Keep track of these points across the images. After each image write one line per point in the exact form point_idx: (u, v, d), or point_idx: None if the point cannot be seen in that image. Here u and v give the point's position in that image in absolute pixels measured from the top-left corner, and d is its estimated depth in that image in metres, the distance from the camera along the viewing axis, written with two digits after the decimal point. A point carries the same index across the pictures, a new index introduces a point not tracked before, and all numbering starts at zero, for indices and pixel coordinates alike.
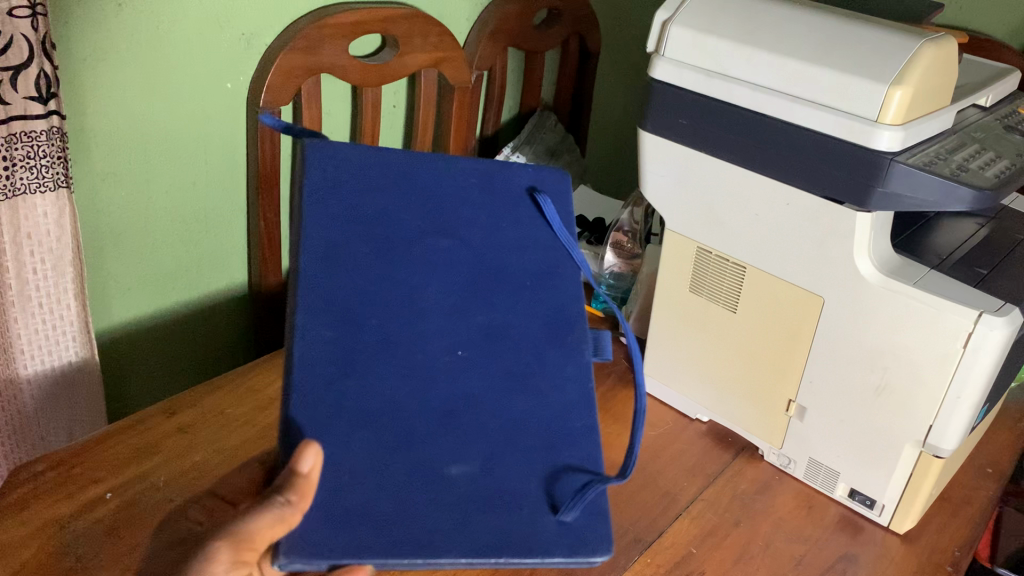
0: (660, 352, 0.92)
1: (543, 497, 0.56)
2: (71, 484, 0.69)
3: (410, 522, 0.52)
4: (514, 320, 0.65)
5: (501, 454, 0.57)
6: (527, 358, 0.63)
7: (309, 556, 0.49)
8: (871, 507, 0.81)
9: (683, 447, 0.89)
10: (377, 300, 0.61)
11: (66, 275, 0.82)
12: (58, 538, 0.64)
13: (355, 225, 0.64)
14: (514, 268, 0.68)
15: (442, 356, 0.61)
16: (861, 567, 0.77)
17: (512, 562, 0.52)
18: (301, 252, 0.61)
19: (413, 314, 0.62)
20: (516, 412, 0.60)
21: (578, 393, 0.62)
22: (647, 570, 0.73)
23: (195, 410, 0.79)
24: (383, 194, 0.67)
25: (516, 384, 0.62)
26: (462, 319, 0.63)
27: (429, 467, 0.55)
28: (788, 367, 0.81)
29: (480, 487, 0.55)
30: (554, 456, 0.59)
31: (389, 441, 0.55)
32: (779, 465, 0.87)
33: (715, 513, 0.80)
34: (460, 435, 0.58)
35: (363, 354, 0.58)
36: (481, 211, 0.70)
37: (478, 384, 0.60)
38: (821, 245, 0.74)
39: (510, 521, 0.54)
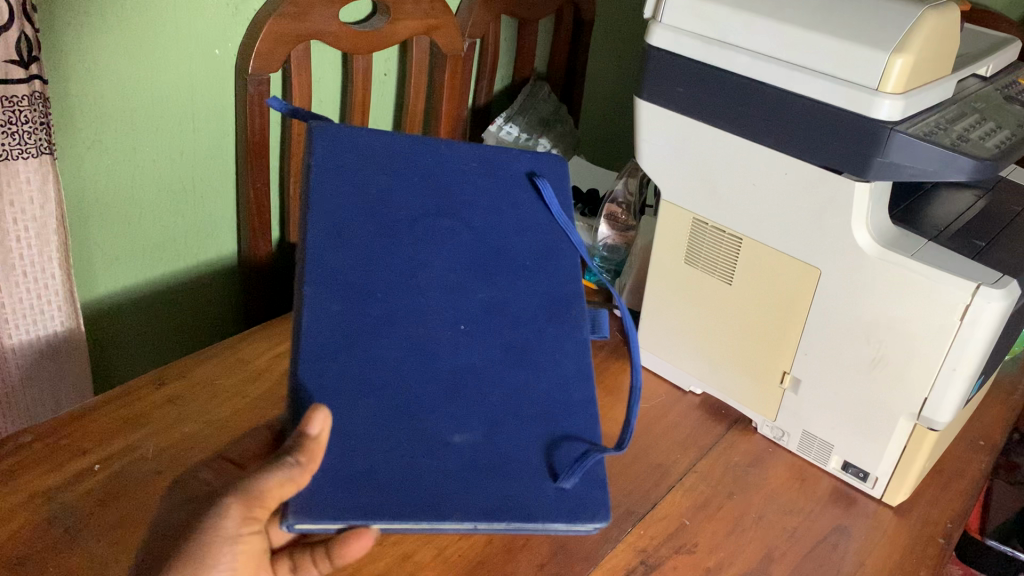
0: (654, 323, 0.92)
1: (542, 465, 0.55)
2: (59, 456, 0.68)
3: (407, 490, 0.51)
4: (511, 296, 0.64)
5: (503, 427, 0.57)
6: (526, 335, 0.63)
7: (319, 515, 0.48)
8: (863, 480, 0.81)
9: (675, 419, 0.88)
10: (372, 279, 0.61)
11: (50, 243, 0.81)
12: (46, 510, 0.63)
13: (359, 204, 0.64)
14: (511, 247, 0.67)
15: (444, 333, 0.60)
16: (853, 540, 0.76)
17: (513, 525, 0.51)
18: (308, 228, 0.61)
19: (416, 292, 0.61)
20: (517, 389, 0.59)
21: (577, 368, 0.62)
22: (640, 542, 0.73)
23: (184, 380, 0.78)
24: (383, 177, 0.67)
25: (514, 362, 0.61)
26: (463, 298, 0.63)
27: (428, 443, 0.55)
28: (784, 340, 0.80)
29: (482, 455, 0.54)
30: (552, 426, 0.58)
31: (383, 411, 0.54)
32: (772, 437, 0.87)
33: (708, 485, 0.80)
34: (461, 407, 0.57)
35: (358, 329, 0.58)
36: (482, 193, 0.69)
37: (481, 360, 0.60)
38: (818, 217, 0.73)
39: (509, 485, 0.53)
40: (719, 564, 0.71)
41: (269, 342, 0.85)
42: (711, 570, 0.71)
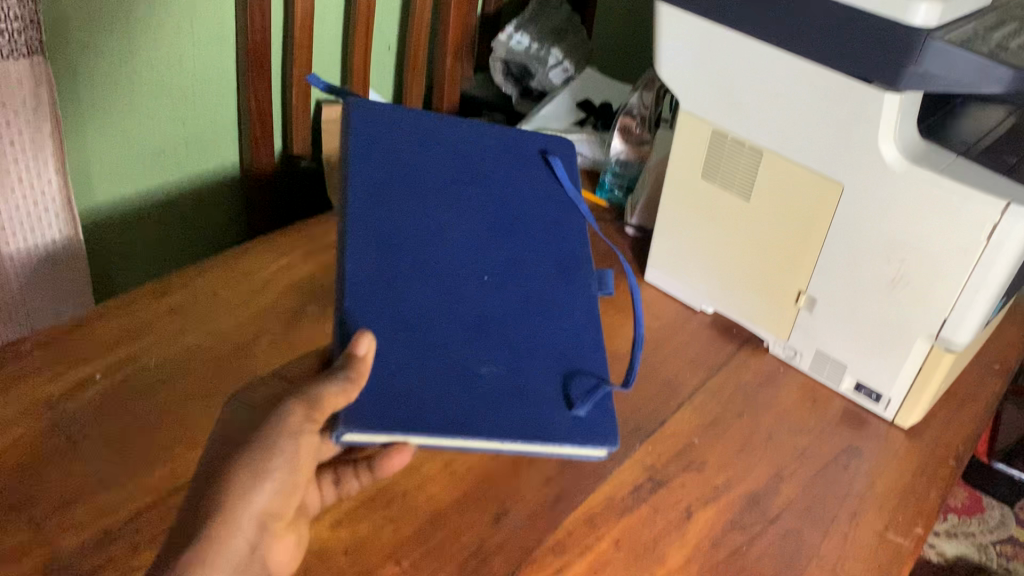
0: (666, 239, 0.89)
1: (559, 392, 0.57)
2: (60, 365, 0.67)
3: (439, 409, 0.52)
4: (526, 254, 0.66)
5: (526, 363, 0.58)
6: (543, 289, 0.64)
7: (366, 425, 0.49)
8: (876, 401, 0.80)
9: (686, 338, 0.87)
10: (403, 228, 0.63)
11: (46, 149, 0.79)
12: (47, 418, 0.62)
13: (392, 168, 0.67)
14: (531, 217, 0.70)
15: (470, 281, 0.62)
16: (864, 461, 0.76)
17: (533, 444, 0.53)
18: (348, 185, 0.64)
19: (443, 244, 0.63)
20: (538, 332, 0.61)
21: (589, 320, 0.64)
22: (649, 458, 0.72)
23: (185, 290, 0.76)
24: (412, 147, 0.69)
25: (535, 311, 0.62)
26: (485, 253, 0.65)
27: (457, 367, 0.55)
28: (801, 258, 0.78)
29: (507, 385, 0.56)
30: (566, 363, 0.59)
31: (417, 344, 0.56)
32: (784, 356, 0.85)
33: (717, 404, 0.79)
34: (488, 344, 0.58)
35: (392, 272, 0.59)
36: (500, 163, 0.73)
37: (504, 307, 0.61)
38: (843, 129, 0.69)
39: (536, 412, 0.55)
40: (727, 482, 0.71)
41: (274, 253, 0.83)
42: (719, 489, 0.70)
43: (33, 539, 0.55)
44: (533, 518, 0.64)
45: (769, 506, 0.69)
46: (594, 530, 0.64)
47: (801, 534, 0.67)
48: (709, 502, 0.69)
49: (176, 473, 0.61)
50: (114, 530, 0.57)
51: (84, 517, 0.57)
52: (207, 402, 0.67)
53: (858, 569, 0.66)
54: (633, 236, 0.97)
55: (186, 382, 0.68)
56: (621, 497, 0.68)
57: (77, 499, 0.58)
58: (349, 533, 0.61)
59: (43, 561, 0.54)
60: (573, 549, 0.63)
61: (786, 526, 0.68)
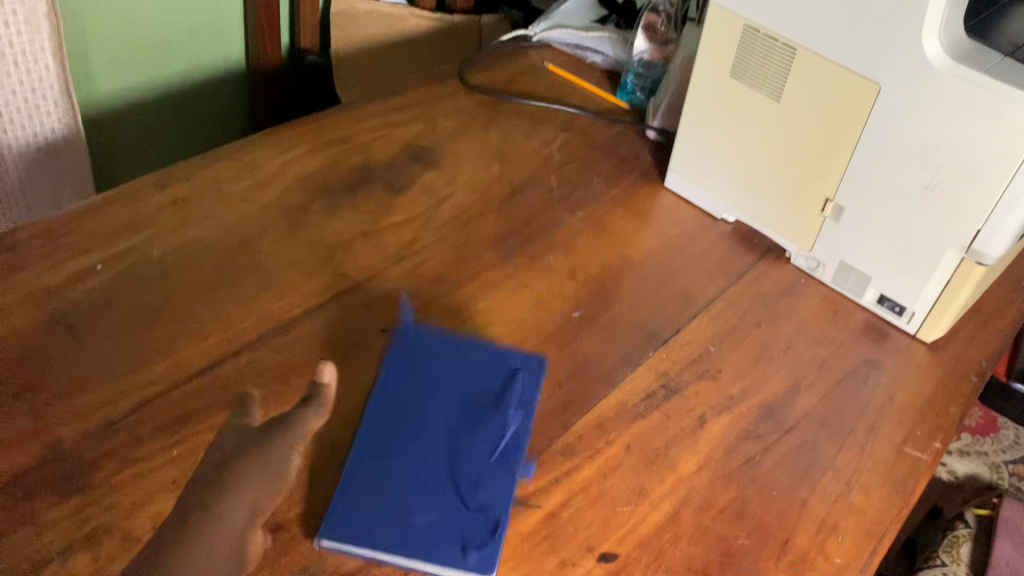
0: (688, 143, 0.85)
1: (502, 483, 0.57)
2: (58, 255, 0.65)
3: (399, 528, 0.52)
4: (478, 374, 0.63)
5: (477, 478, 0.56)
6: (497, 402, 0.61)
7: (343, 534, 0.52)
8: (899, 315, 0.76)
9: (706, 246, 0.82)
10: (383, 359, 0.63)
11: (41, 31, 0.77)
12: (46, 308, 0.61)
13: (376, 306, 0.68)
14: (495, 331, 0.68)
15: (427, 423, 0.58)
16: (884, 374, 0.72)
17: (471, 536, 0.53)
18: (317, 316, 0.66)
19: (400, 398, 0.60)
20: (491, 450, 0.58)
21: (550, 404, 0.63)
22: (662, 365, 0.69)
23: (188, 182, 0.74)
24: (393, 278, 0.71)
25: (491, 429, 0.59)
26: (441, 383, 0.61)
27: (399, 503, 0.54)
28: (829, 165, 0.75)
29: (459, 493, 0.55)
30: (509, 454, 0.59)
31: (387, 462, 0.56)
32: (806, 268, 0.82)
33: (736, 313, 0.75)
34: (431, 477, 0.55)
35: (372, 403, 0.59)
36: (488, 253, 0.75)
37: (452, 433, 0.58)
38: (884, 23, 0.65)
39: (476, 525, 0.54)
40: (743, 392, 0.68)
41: (279, 148, 0.80)
42: (734, 397, 0.67)
43: (33, 429, 0.55)
44: (541, 421, 0.62)
45: (785, 417, 0.66)
46: (604, 434, 0.62)
47: (818, 444, 0.64)
48: (723, 410, 0.66)
49: (177, 366, 0.60)
50: (115, 421, 0.56)
51: (85, 408, 0.56)
52: (209, 297, 0.65)
53: (876, 480, 0.63)
54: (654, 140, 0.93)
55: (188, 278, 0.66)
56: (633, 404, 0.65)
57: (78, 391, 0.57)
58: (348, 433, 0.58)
59: (44, 449, 0.54)
60: (582, 452, 0.61)
61: (802, 437, 0.65)
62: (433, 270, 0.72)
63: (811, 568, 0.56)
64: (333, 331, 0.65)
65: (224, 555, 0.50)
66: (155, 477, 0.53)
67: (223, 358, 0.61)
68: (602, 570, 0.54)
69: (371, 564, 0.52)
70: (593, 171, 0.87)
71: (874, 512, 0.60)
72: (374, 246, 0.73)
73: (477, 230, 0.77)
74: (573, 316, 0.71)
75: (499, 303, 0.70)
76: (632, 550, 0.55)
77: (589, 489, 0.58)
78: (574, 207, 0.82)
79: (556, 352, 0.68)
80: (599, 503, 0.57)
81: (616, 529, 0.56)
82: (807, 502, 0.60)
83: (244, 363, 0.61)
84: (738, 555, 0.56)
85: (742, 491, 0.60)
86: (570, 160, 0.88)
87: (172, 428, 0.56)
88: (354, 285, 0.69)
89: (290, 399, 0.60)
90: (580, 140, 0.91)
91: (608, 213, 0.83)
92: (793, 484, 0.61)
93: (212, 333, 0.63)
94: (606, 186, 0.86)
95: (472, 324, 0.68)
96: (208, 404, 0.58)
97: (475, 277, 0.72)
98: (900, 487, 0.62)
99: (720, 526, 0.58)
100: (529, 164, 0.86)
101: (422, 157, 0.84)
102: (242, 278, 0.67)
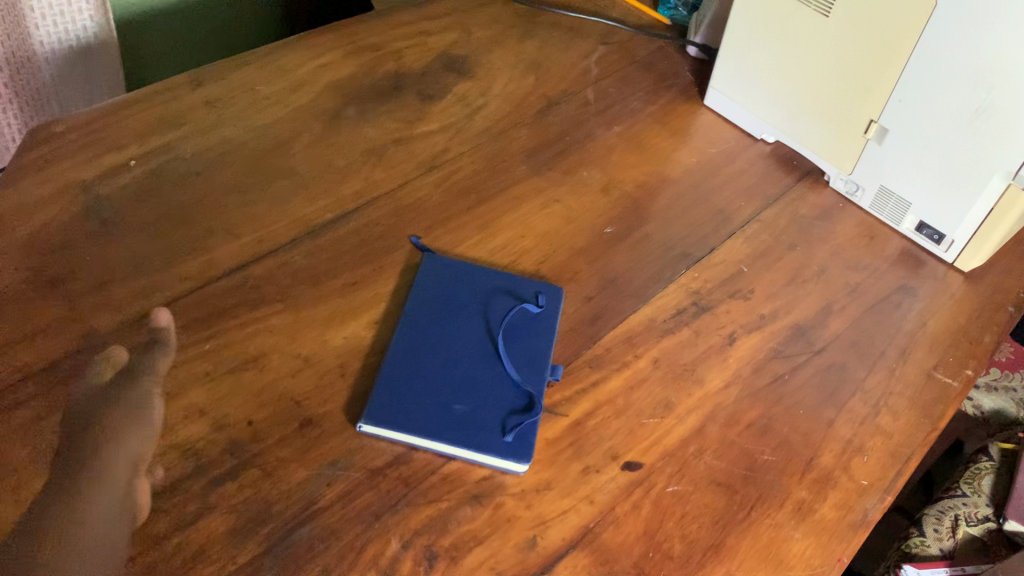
0: (732, 59, 0.82)
1: (533, 378, 0.57)
2: (92, 149, 0.66)
3: (441, 415, 0.53)
4: (511, 280, 0.63)
5: (511, 372, 0.56)
6: (532, 306, 0.61)
7: (381, 417, 0.52)
8: (937, 243, 0.73)
9: (742, 167, 0.80)
10: (418, 262, 0.64)
11: None
12: (81, 200, 0.62)
13: (414, 209, 0.68)
14: (532, 239, 0.68)
15: (465, 322, 0.59)
16: (917, 301, 0.70)
17: (506, 427, 0.54)
18: (358, 215, 0.66)
19: (439, 298, 0.60)
20: (524, 347, 0.58)
21: (583, 312, 0.63)
22: (693, 285, 0.68)
23: (223, 83, 0.74)
24: (429, 184, 0.70)
25: (522, 328, 0.60)
26: (478, 287, 0.62)
27: (439, 392, 0.54)
28: (874, 85, 0.71)
29: (494, 388, 0.55)
30: (540, 352, 0.59)
31: (422, 357, 0.57)
32: (845, 192, 0.79)
33: (770, 235, 0.73)
34: (471, 371, 0.56)
35: (407, 302, 0.60)
36: (523, 166, 0.74)
37: (488, 333, 0.59)
38: None
39: (511, 414, 0.54)
40: (775, 312, 0.67)
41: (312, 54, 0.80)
42: (765, 317, 0.66)
43: (68, 316, 0.56)
44: (569, 332, 0.62)
45: (816, 338, 0.65)
46: (633, 348, 0.62)
47: (846, 367, 0.63)
48: (753, 330, 0.65)
49: (210, 265, 0.60)
50: (148, 314, 0.57)
51: (119, 300, 0.57)
52: (242, 196, 0.66)
53: (904, 404, 0.62)
54: (695, 58, 0.90)
55: (220, 176, 0.67)
56: (662, 320, 0.64)
57: (112, 283, 0.58)
58: (377, 336, 0.58)
59: (79, 337, 0.55)
60: (609, 365, 0.60)
61: (831, 359, 0.64)
62: (465, 180, 0.72)
63: (834, 486, 0.56)
64: (364, 234, 0.65)
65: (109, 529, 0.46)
66: (186, 370, 0.54)
67: (242, 266, 0.61)
68: (626, 478, 0.54)
69: (397, 460, 0.52)
70: (631, 86, 0.85)
71: (901, 435, 0.60)
72: (405, 153, 0.73)
73: (511, 141, 0.76)
74: (605, 231, 0.70)
75: (530, 216, 0.70)
76: (656, 461, 0.55)
77: (616, 401, 0.58)
78: (610, 121, 0.81)
79: (587, 266, 0.67)
80: (625, 415, 0.57)
81: (641, 440, 0.56)
82: (834, 423, 0.60)
83: (275, 264, 0.61)
84: (762, 470, 0.56)
85: (768, 409, 0.60)
86: (608, 74, 0.86)
87: (204, 322, 0.57)
88: (386, 191, 0.69)
89: (321, 299, 0.60)
90: (619, 54, 0.89)
91: (645, 129, 0.81)
92: (820, 404, 0.61)
93: (246, 232, 0.63)
94: (643, 103, 0.84)
95: (502, 235, 0.68)
96: (240, 301, 0.59)
97: (507, 188, 0.72)
98: (928, 412, 0.61)
99: (745, 442, 0.58)
100: (565, 77, 0.84)
101: (457, 67, 0.83)
102: (275, 180, 0.68)
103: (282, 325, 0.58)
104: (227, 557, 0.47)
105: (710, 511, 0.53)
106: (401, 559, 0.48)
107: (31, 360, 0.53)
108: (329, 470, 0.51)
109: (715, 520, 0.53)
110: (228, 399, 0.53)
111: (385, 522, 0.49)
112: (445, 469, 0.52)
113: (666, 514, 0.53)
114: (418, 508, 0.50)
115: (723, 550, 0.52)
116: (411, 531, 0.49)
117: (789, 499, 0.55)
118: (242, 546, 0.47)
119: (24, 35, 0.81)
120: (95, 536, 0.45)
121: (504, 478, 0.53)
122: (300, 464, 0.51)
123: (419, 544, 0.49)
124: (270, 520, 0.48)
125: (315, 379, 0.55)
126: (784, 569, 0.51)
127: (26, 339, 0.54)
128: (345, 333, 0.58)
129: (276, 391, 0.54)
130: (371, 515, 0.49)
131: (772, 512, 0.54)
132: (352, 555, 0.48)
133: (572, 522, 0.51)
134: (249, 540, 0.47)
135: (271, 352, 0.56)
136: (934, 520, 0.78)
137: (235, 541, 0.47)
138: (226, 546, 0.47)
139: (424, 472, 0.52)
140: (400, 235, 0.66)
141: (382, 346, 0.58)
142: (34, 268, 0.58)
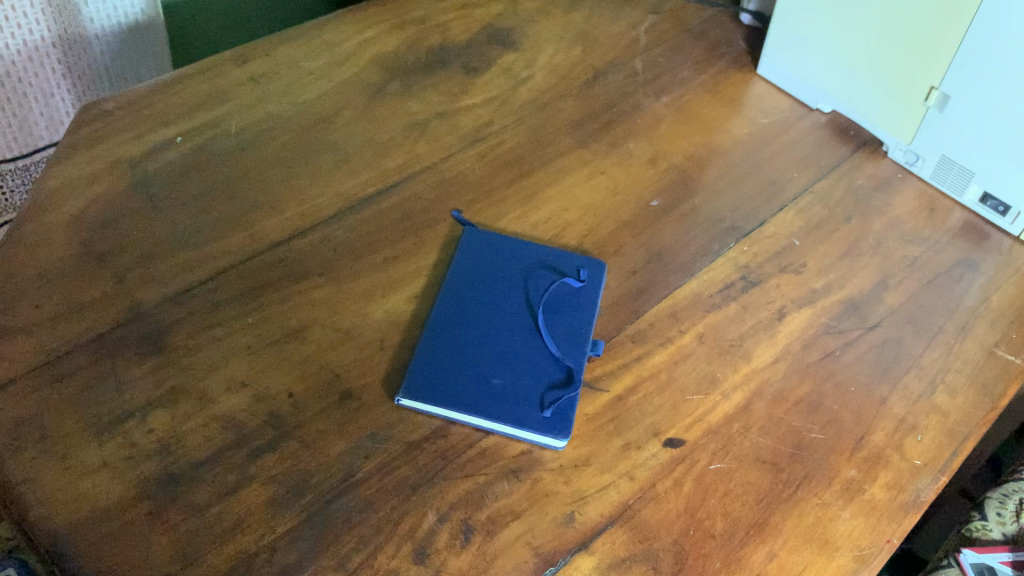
0: (782, 25, 0.78)
1: (576, 353, 0.56)
2: (141, 126, 0.68)
3: (479, 390, 0.53)
4: (553, 256, 0.62)
5: (553, 346, 0.56)
6: (574, 280, 0.61)
7: (420, 392, 0.52)
8: (1002, 215, 0.69)
9: (797, 137, 0.77)
10: (460, 236, 0.63)
11: None
12: (128, 177, 0.64)
13: (457, 184, 0.67)
14: (576, 215, 0.67)
15: (506, 299, 0.59)
16: (981, 275, 0.66)
17: (546, 402, 0.53)
18: (400, 191, 0.66)
19: (482, 274, 0.60)
20: (566, 322, 0.58)
21: (625, 289, 0.62)
22: (743, 259, 0.65)
23: (267, 59, 0.75)
24: (472, 158, 0.70)
25: (564, 302, 0.59)
26: (519, 263, 0.61)
27: (478, 368, 0.54)
28: (937, 47, 0.67)
29: (535, 363, 0.55)
30: (582, 328, 0.58)
31: (463, 332, 0.56)
32: (904, 163, 0.74)
33: (825, 207, 0.70)
34: (511, 347, 0.56)
35: (447, 276, 0.60)
36: (569, 138, 0.73)
37: (528, 309, 0.58)
38: None
39: (550, 389, 0.54)
40: (827, 287, 0.64)
41: (356, 29, 0.79)
42: (817, 292, 0.64)
43: (116, 289, 0.57)
44: (612, 307, 0.61)
45: (870, 313, 0.63)
46: (678, 323, 0.60)
47: (902, 343, 0.61)
48: (805, 304, 0.63)
49: (254, 238, 0.61)
50: (192, 287, 0.58)
51: (165, 273, 0.58)
52: (286, 170, 0.66)
53: (962, 382, 0.59)
54: (748, 25, 0.87)
55: (265, 151, 0.67)
56: (710, 294, 0.63)
57: (158, 257, 0.59)
58: (417, 310, 0.58)
59: (126, 309, 0.56)
60: (652, 340, 0.59)
61: (886, 334, 0.61)
62: (508, 153, 0.71)
63: (885, 465, 0.54)
64: (406, 208, 0.65)
65: (124, 532, 0.46)
66: (229, 342, 0.55)
67: (282, 244, 0.61)
68: (667, 455, 0.53)
69: (435, 434, 0.52)
70: (681, 55, 0.83)
71: (958, 414, 0.57)
72: (449, 126, 0.72)
73: (556, 113, 0.75)
74: (651, 204, 0.68)
75: (575, 188, 0.69)
76: (699, 438, 0.54)
77: (659, 375, 0.57)
78: (659, 91, 0.79)
79: (631, 239, 0.66)
80: (668, 391, 0.56)
81: (684, 416, 0.55)
82: (887, 401, 0.58)
83: (316, 239, 0.62)
84: (810, 448, 0.54)
85: (818, 386, 0.58)
86: (657, 44, 0.84)
87: (247, 295, 0.58)
88: (429, 165, 0.69)
89: (362, 273, 0.60)
90: (669, 23, 0.86)
91: (695, 98, 0.79)
92: (872, 381, 0.59)
93: (290, 207, 0.64)
94: (694, 72, 0.82)
95: (545, 208, 0.67)
96: (283, 275, 0.59)
97: (551, 160, 0.71)
98: (988, 390, 0.59)
99: (793, 419, 0.56)
100: (613, 47, 0.83)
101: (503, 39, 0.81)
102: (319, 154, 0.68)
103: (322, 299, 0.58)
104: (267, 527, 0.47)
105: (755, 489, 0.52)
106: (438, 532, 0.48)
107: (79, 331, 0.54)
108: (367, 443, 0.51)
109: (759, 499, 0.52)
110: (268, 372, 0.54)
111: (422, 495, 0.49)
112: (483, 443, 0.52)
113: (708, 491, 0.52)
114: (455, 482, 0.50)
115: (767, 529, 0.50)
116: (448, 505, 0.49)
117: (836, 478, 0.53)
118: (281, 516, 0.48)
119: (76, 14, 0.87)
120: (108, 551, 0.46)
121: (543, 452, 0.52)
122: (339, 437, 0.51)
123: (457, 517, 0.49)
124: (309, 491, 0.49)
125: (355, 352, 0.55)
126: (830, 549, 0.50)
127: (79, 309, 0.55)
128: (385, 307, 0.58)
129: (316, 363, 0.55)
130: (409, 487, 0.50)
131: (819, 491, 0.52)
132: (389, 528, 0.48)
133: (611, 499, 0.51)
134: (287, 511, 0.48)
135: (312, 325, 0.57)
136: (998, 504, 0.72)
137: (273, 512, 0.48)
138: (265, 516, 0.48)
139: (462, 445, 0.52)
140: (442, 209, 0.65)
141: (422, 320, 0.58)
142: (83, 243, 0.59)
